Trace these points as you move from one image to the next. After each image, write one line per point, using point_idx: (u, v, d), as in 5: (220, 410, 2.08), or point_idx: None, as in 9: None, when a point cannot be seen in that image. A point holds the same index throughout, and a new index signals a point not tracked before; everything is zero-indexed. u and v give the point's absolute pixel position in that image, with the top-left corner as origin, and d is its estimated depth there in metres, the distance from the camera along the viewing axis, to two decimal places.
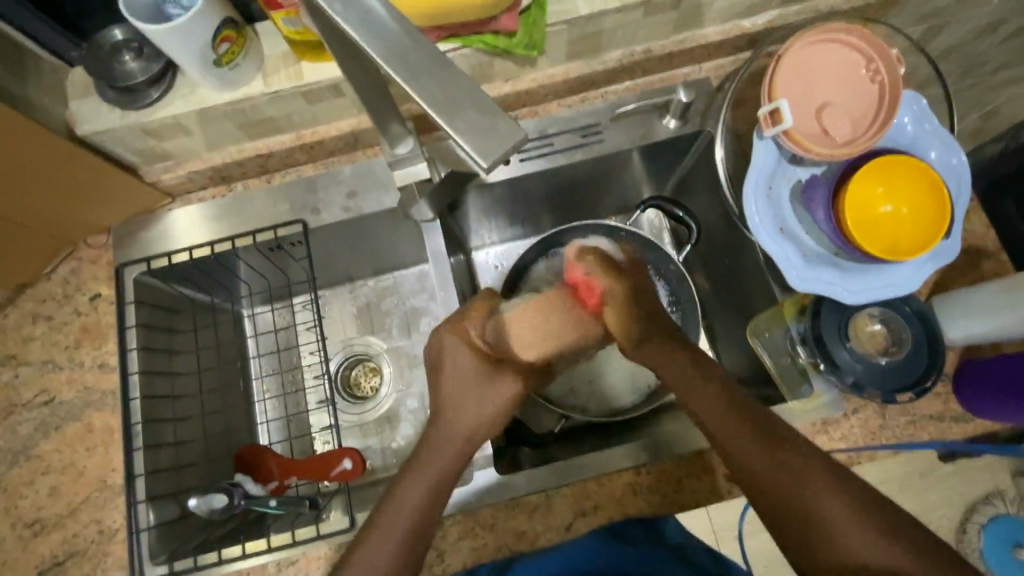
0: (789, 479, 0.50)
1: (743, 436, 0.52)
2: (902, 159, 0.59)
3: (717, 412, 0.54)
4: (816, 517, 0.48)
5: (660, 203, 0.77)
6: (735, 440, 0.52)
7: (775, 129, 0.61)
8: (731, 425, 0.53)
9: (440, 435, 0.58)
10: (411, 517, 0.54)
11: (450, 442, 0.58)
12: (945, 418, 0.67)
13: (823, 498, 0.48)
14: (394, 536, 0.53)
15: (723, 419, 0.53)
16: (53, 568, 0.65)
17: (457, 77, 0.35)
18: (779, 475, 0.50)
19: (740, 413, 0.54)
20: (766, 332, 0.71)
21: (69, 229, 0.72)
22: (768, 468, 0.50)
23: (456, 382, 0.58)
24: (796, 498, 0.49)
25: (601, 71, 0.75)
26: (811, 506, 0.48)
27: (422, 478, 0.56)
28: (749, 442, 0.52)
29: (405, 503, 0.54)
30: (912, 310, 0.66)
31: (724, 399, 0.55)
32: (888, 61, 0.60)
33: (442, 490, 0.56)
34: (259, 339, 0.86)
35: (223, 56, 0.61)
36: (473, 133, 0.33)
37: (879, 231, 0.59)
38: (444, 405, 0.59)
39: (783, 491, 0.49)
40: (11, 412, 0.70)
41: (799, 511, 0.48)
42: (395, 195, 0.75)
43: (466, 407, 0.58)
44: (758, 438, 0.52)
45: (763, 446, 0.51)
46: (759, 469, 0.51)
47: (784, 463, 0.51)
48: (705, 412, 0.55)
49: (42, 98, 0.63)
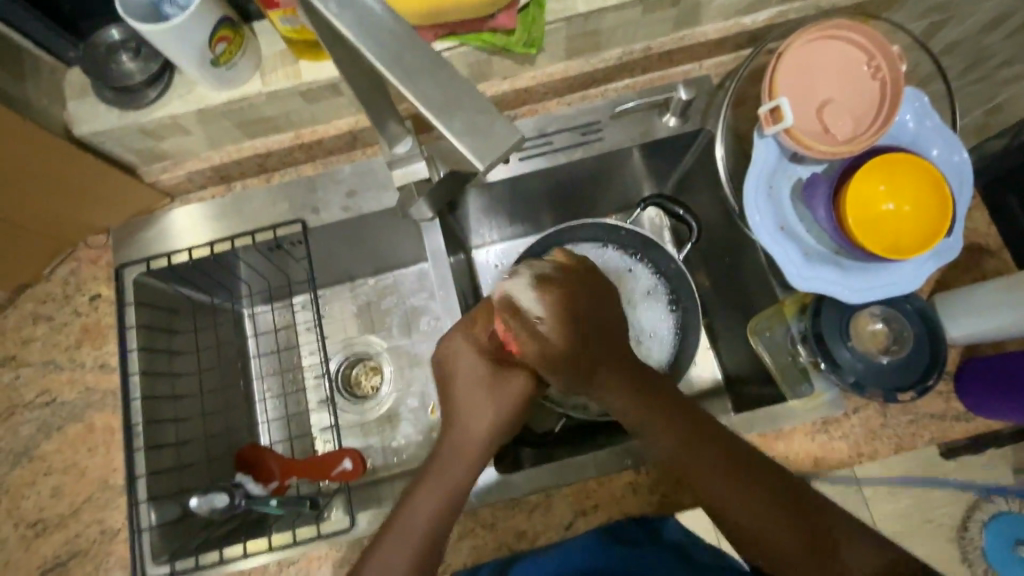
0: (754, 506, 0.52)
1: (708, 468, 0.54)
2: (904, 157, 0.59)
3: (679, 446, 0.55)
4: (776, 539, 0.52)
5: (661, 201, 0.77)
6: (701, 474, 0.54)
7: (775, 127, 0.60)
8: (694, 459, 0.55)
9: (453, 440, 0.59)
10: (426, 525, 0.54)
11: (464, 449, 0.58)
12: (947, 417, 0.66)
13: (787, 525, 0.52)
14: (410, 543, 0.53)
15: (687, 455, 0.55)
16: (56, 568, 0.66)
17: (454, 79, 0.35)
18: (745, 503, 0.53)
19: (704, 443, 0.55)
20: (767, 330, 0.71)
21: (69, 230, 0.72)
22: (732, 498, 0.53)
23: (469, 385, 0.60)
24: (758, 523, 0.52)
25: (601, 69, 0.74)
26: (776, 532, 0.52)
27: (438, 484, 0.56)
28: (715, 470, 0.54)
29: (419, 512, 0.54)
30: (913, 308, 0.65)
31: (684, 433, 0.55)
32: (889, 58, 0.60)
33: (456, 498, 0.56)
34: (259, 338, 0.86)
35: (220, 56, 0.61)
36: (469, 134, 0.33)
37: (880, 230, 0.59)
38: (456, 409, 0.60)
39: (747, 517, 0.52)
40: (13, 412, 0.70)
41: (765, 535, 0.52)
42: (394, 194, 0.75)
43: (479, 411, 0.59)
44: (725, 470, 0.54)
45: (727, 479, 0.53)
46: (723, 499, 0.53)
47: (747, 489, 0.53)
48: (666, 445, 0.56)
49: (41, 99, 0.63)
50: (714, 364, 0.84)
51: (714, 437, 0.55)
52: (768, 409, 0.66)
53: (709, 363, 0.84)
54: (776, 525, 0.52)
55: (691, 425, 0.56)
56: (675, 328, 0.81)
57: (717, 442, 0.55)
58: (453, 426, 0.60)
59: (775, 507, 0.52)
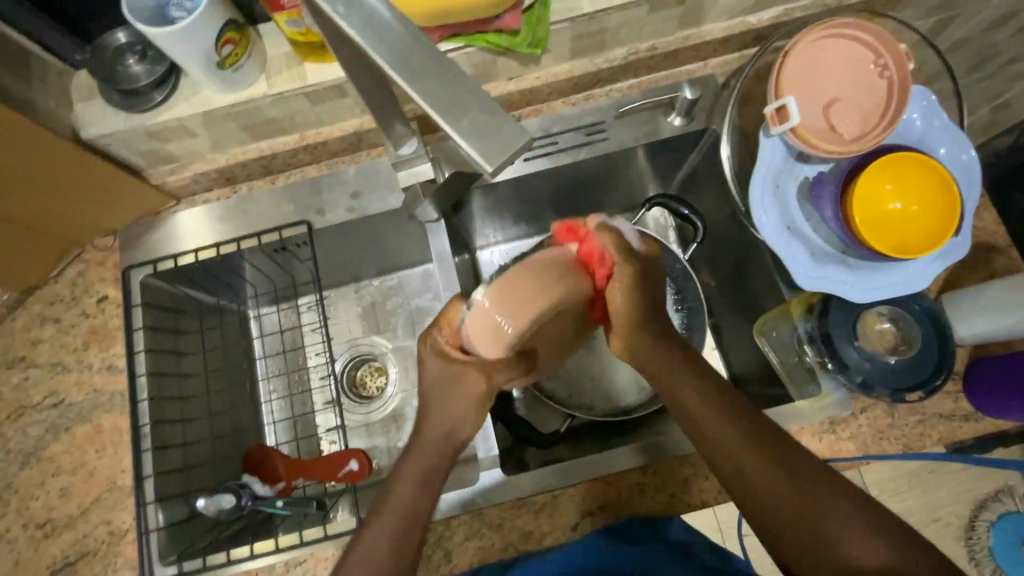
0: (781, 490, 0.50)
1: (737, 443, 0.52)
2: (911, 156, 0.59)
3: (711, 419, 0.54)
4: (803, 529, 0.48)
5: (666, 200, 0.76)
6: (729, 449, 0.52)
7: (781, 126, 0.60)
8: (723, 432, 0.53)
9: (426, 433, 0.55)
10: (403, 520, 0.53)
11: (432, 441, 0.55)
12: (956, 417, 0.65)
13: (822, 510, 0.49)
14: (384, 539, 0.52)
15: (715, 427, 0.53)
16: (64, 568, 0.66)
17: (459, 80, 0.34)
18: (775, 486, 0.50)
19: (734, 418, 0.53)
20: (774, 331, 0.72)
21: (76, 232, 0.72)
22: (765, 477, 0.51)
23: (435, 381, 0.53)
24: (784, 508, 0.49)
25: (606, 69, 0.74)
26: (810, 516, 0.48)
27: (413, 476, 0.54)
28: (744, 447, 0.52)
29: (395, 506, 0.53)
30: (922, 308, 0.65)
31: (720, 402, 0.54)
32: (896, 56, 0.59)
33: (428, 490, 0.54)
34: (265, 339, 0.86)
35: (226, 58, 0.61)
36: (477, 135, 0.33)
37: (888, 229, 0.59)
38: (424, 405, 0.55)
39: (775, 502, 0.50)
40: (21, 413, 0.70)
41: (795, 521, 0.49)
42: (399, 195, 0.75)
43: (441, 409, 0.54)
44: (754, 449, 0.52)
45: (755, 458, 0.51)
46: (751, 478, 0.51)
47: (777, 471, 0.51)
48: (697, 416, 0.54)
49: (48, 102, 0.64)
50: (718, 364, 0.83)
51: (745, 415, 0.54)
52: (775, 409, 0.66)
53: (713, 364, 0.84)
54: (803, 511, 0.49)
55: (725, 399, 0.55)
56: (680, 328, 0.81)
57: (749, 419, 0.54)
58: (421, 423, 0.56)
59: (804, 492, 0.50)
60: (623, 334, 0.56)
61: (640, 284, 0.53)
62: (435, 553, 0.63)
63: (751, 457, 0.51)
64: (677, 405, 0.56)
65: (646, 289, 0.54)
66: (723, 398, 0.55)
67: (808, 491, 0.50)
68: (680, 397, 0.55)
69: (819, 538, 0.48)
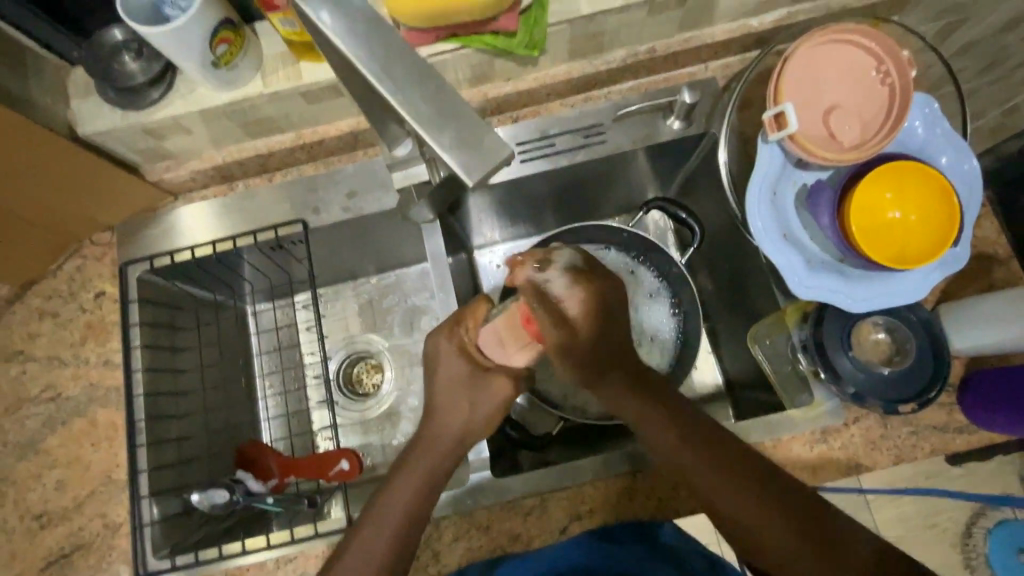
0: (748, 506, 0.52)
1: (697, 466, 0.54)
2: (910, 164, 0.58)
3: (687, 460, 0.54)
4: (785, 553, 0.50)
5: (662, 205, 0.76)
6: (711, 488, 0.53)
7: (779, 133, 0.59)
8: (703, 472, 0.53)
9: (434, 428, 0.58)
10: (401, 523, 0.54)
11: (442, 436, 0.58)
12: (949, 430, 0.65)
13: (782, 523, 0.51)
14: (381, 548, 0.53)
15: (692, 465, 0.54)
16: (59, 560, 0.67)
17: (446, 92, 0.34)
18: (756, 515, 0.51)
19: (694, 444, 0.55)
20: (767, 339, 0.71)
21: (75, 227, 0.73)
22: (729, 497, 0.52)
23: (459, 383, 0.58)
24: (751, 523, 0.51)
25: (604, 71, 0.73)
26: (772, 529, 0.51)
27: (414, 480, 0.56)
28: (702, 466, 0.54)
29: (395, 510, 0.54)
30: (918, 319, 0.64)
31: (679, 431, 0.55)
32: (899, 63, 0.58)
33: (430, 493, 0.56)
34: (261, 336, 0.86)
35: (221, 57, 0.61)
36: (460, 149, 0.32)
37: (884, 238, 0.58)
38: (431, 406, 0.59)
39: (741, 519, 0.52)
40: (19, 406, 0.71)
41: (761, 532, 0.51)
42: (394, 196, 0.75)
43: (456, 413, 0.58)
44: (729, 481, 0.53)
45: (734, 491, 0.52)
46: (734, 513, 0.52)
47: (759, 502, 0.51)
48: (665, 444, 0.55)
49: (44, 99, 0.64)
50: (715, 369, 0.84)
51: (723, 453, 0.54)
52: (766, 417, 0.65)
53: (709, 368, 0.84)
54: (772, 524, 0.51)
55: (685, 425, 0.56)
56: (675, 332, 0.82)
57: (705, 443, 0.55)
58: (428, 419, 0.59)
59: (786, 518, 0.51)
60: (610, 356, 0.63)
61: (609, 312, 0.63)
62: (424, 554, 0.64)
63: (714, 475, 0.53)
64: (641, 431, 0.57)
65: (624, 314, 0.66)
66: (683, 422, 0.56)
67: (789, 515, 0.51)
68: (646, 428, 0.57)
69: (802, 559, 0.49)
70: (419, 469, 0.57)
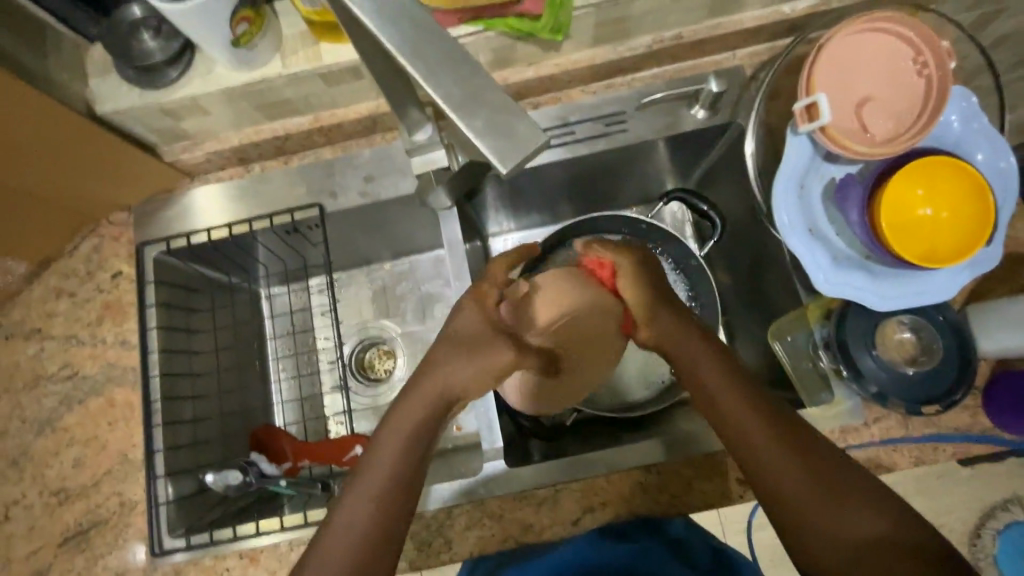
0: (780, 451, 0.50)
1: (736, 405, 0.52)
2: (945, 160, 0.56)
3: (736, 410, 0.52)
4: (815, 521, 0.47)
5: (684, 196, 0.75)
6: (757, 440, 0.51)
7: (810, 125, 0.57)
8: (751, 422, 0.51)
9: (425, 389, 0.52)
10: (386, 488, 0.49)
11: (428, 394, 0.51)
12: (972, 433, 0.63)
13: (812, 475, 0.49)
14: (366, 511, 0.49)
15: (730, 400, 0.53)
16: (77, 536, 0.68)
17: (478, 74, 0.33)
18: (793, 466, 0.49)
19: (739, 384, 0.54)
20: (788, 335, 0.69)
21: (92, 207, 0.73)
22: (764, 440, 0.50)
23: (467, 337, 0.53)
24: (781, 471, 0.49)
25: (629, 57, 0.72)
26: (801, 480, 0.49)
27: (396, 442, 0.50)
28: (740, 404, 0.52)
29: (377, 475, 0.50)
30: (945, 319, 0.63)
31: (725, 370, 0.55)
32: (938, 54, 0.56)
33: (417, 451, 0.51)
34: (275, 320, 0.86)
35: (240, 37, 0.60)
36: (493, 135, 0.31)
37: (914, 235, 0.57)
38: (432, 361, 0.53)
39: (773, 464, 0.49)
40: (37, 383, 0.72)
41: (790, 482, 0.49)
42: (412, 181, 0.74)
43: (463, 367, 0.52)
44: (778, 438, 0.50)
45: (781, 446, 0.50)
46: (770, 464, 0.50)
47: (801, 464, 0.49)
48: (707, 381, 0.54)
49: (63, 76, 0.63)
50: None
51: (769, 403, 0.53)
52: None
53: None
54: (804, 473, 0.49)
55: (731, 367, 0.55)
56: None
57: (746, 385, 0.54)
58: (417, 378, 0.52)
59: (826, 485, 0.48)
60: (643, 321, 0.58)
61: (640, 271, 0.60)
62: (436, 541, 0.64)
63: (749, 414, 0.52)
64: (683, 366, 0.56)
65: (649, 275, 0.60)
66: (728, 363, 0.55)
67: (828, 482, 0.48)
68: (689, 364, 0.56)
69: (827, 511, 0.47)
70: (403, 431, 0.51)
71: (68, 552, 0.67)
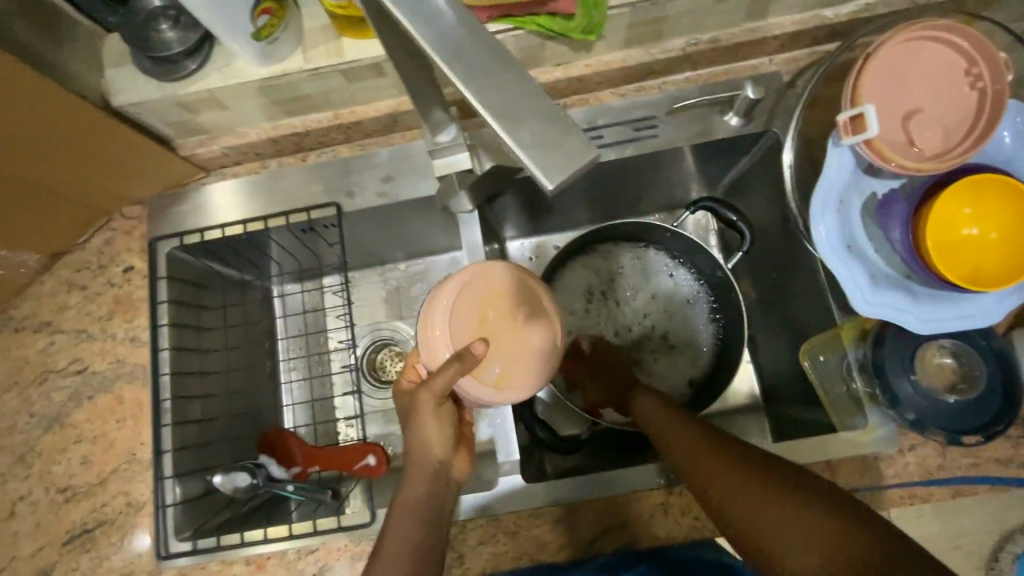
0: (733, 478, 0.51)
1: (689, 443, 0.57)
2: (1000, 178, 0.53)
3: (700, 452, 0.55)
4: (776, 541, 0.46)
5: (712, 205, 0.72)
6: (729, 483, 0.51)
7: (854, 138, 0.54)
8: (706, 459, 0.54)
9: (415, 466, 0.55)
10: (410, 557, 0.51)
11: (421, 457, 0.55)
12: (1013, 464, 0.61)
13: (765, 498, 0.48)
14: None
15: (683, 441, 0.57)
16: (82, 535, 0.67)
17: (522, 81, 0.31)
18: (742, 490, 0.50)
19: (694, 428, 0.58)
20: (821, 355, 0.68)
21: (105, 200, 0.71)
22: (714, 470, 0.53)
23: (404, 411, 0.56)
24: (734, 493, 0.50)
25: (661, 60, 0.69)
26: (751, 503, 0.49)
27: (409, 520, 0.52)
28: (692, 445, 0.56)
29: (398, 548, 0.51)
30: (990, 345, 0.60)
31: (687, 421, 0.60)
32: (995, 65, 0.53)
33: (433, 523, 0.53)
34: (288, 320, 0.84)
35: (262, 29, 0.58)
36: (540, 147, 0.29)
37: (961, 256, 0.54)
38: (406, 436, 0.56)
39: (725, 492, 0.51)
40: (46, 378, 0.70)
41: (742, 506, 0.49)
42: (433, 182, 0.72)
43: (419, 431, 0.54)
44: (740, 471, 0.52)
45: (738, 481, 0.51)
46: (721, 490, 0.51)
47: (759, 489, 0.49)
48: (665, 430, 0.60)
49: (79, 65, 0.61)
50: (752, 378, 0.80)
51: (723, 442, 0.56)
52: (812, 438, 0.62)
53: (747, 378, 0.81)
54: (757, 497, 0.49)
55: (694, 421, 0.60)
56: (713, 339, 0.80)
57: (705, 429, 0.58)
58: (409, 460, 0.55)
59: (796, 511, 0.47)
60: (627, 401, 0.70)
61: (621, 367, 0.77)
62: (448, 555, 0.62)
63: (701, 450, 0.55)
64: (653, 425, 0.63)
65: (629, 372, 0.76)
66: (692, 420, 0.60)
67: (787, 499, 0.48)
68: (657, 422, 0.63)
69: (785, 529, 0.46)
70: (410, 505, 0.53)
71: (73, 551, 0.66)
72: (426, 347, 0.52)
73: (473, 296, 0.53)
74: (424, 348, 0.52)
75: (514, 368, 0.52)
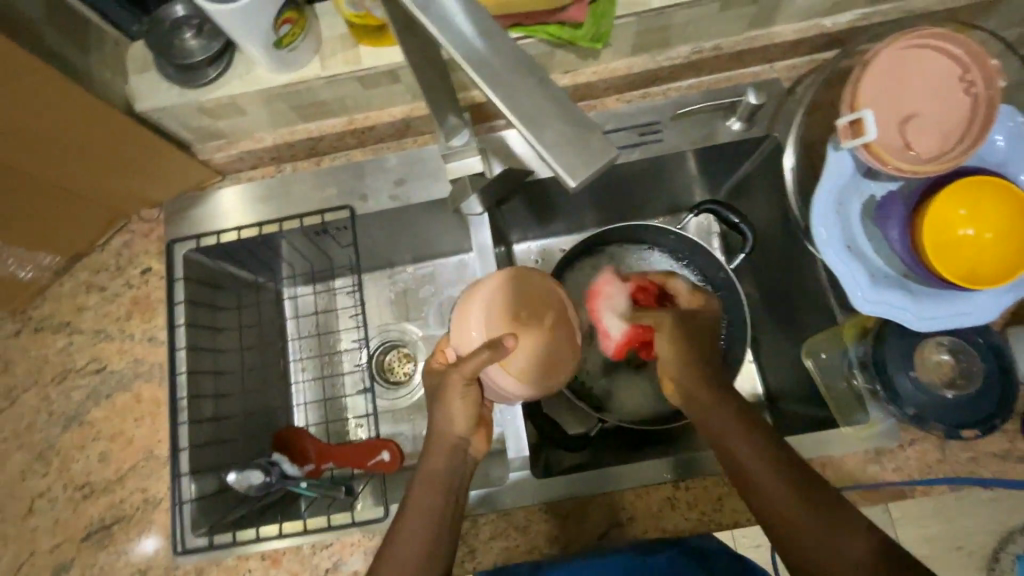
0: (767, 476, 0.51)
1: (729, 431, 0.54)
2: (994, 181, 0.55)
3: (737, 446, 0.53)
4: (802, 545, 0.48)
5: (715, 208, 0.74)
6: (765, 486, 0.51)
7: (853, 141, 0.56)
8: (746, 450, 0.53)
9: (433, 456, 0.56)
10: (426, 536, 0.52)
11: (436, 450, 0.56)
12: (1010, 458, 0.62)
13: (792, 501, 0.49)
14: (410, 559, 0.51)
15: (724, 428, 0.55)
16: (100, 531, 0.68)
17: (545, 86, 0.33)
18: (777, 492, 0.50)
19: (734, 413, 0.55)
20: (824, 352, 0.70)
21: (125, 202, 0.73)
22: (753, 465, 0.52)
23: (433, 389, 0.58)
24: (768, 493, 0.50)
25: (666, 68, 0.71)
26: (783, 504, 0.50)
27: (425, 506, 0.54)
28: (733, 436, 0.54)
29: (414, 533, 0.52)
30: (985, 342, 0.63)
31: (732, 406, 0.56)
32: (987, 73, 0.55)
33: (450, 504, 0.54)
34: (300, 321, 0.86)
35: (283, 38, 0.61)
36: (564, 147, 0.31)
37: (958, 255, 0.55)
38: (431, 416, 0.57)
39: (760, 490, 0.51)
40: (65, 377, 0.72)
41: (775, 507, 0.50)
42: (444, 185, 0.74)
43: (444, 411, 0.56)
44: (773, 471, 0.51)
45: (771, 479, 0.51)
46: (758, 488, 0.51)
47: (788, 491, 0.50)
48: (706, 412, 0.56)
49: (104, 72, 0.64)
50: (754, 377, 0.82)
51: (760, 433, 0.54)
52: (815, 433, 0.64)
53: (749, 377, 0.82)
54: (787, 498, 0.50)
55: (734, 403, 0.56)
56: (719, 341, 0.79)
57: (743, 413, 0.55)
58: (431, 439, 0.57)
59: (819, 519, 0.48)
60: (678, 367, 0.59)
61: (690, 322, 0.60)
62: (460, 549, 0.63)
63: (742, 442, 0.53)
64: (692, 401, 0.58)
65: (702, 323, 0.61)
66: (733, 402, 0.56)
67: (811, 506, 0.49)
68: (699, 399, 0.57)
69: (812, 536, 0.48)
70: (430, 489, 0.54)
71: (90, 547, 0.67)
72: (458, 333, 0.54)
73: (511, 293, 0.53)
74: (456, 334, 0.54)
75: (541, 368, 0.52)
